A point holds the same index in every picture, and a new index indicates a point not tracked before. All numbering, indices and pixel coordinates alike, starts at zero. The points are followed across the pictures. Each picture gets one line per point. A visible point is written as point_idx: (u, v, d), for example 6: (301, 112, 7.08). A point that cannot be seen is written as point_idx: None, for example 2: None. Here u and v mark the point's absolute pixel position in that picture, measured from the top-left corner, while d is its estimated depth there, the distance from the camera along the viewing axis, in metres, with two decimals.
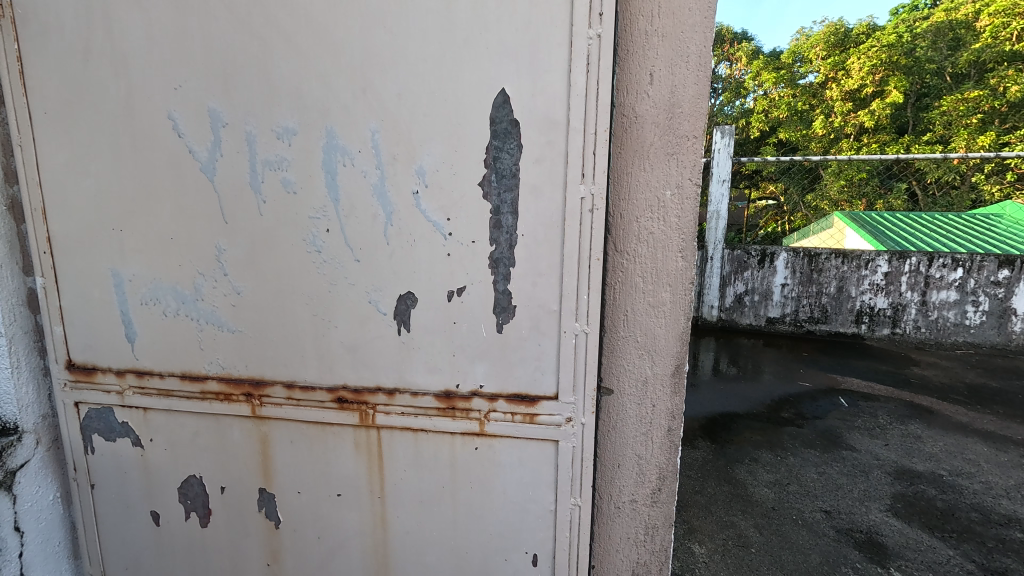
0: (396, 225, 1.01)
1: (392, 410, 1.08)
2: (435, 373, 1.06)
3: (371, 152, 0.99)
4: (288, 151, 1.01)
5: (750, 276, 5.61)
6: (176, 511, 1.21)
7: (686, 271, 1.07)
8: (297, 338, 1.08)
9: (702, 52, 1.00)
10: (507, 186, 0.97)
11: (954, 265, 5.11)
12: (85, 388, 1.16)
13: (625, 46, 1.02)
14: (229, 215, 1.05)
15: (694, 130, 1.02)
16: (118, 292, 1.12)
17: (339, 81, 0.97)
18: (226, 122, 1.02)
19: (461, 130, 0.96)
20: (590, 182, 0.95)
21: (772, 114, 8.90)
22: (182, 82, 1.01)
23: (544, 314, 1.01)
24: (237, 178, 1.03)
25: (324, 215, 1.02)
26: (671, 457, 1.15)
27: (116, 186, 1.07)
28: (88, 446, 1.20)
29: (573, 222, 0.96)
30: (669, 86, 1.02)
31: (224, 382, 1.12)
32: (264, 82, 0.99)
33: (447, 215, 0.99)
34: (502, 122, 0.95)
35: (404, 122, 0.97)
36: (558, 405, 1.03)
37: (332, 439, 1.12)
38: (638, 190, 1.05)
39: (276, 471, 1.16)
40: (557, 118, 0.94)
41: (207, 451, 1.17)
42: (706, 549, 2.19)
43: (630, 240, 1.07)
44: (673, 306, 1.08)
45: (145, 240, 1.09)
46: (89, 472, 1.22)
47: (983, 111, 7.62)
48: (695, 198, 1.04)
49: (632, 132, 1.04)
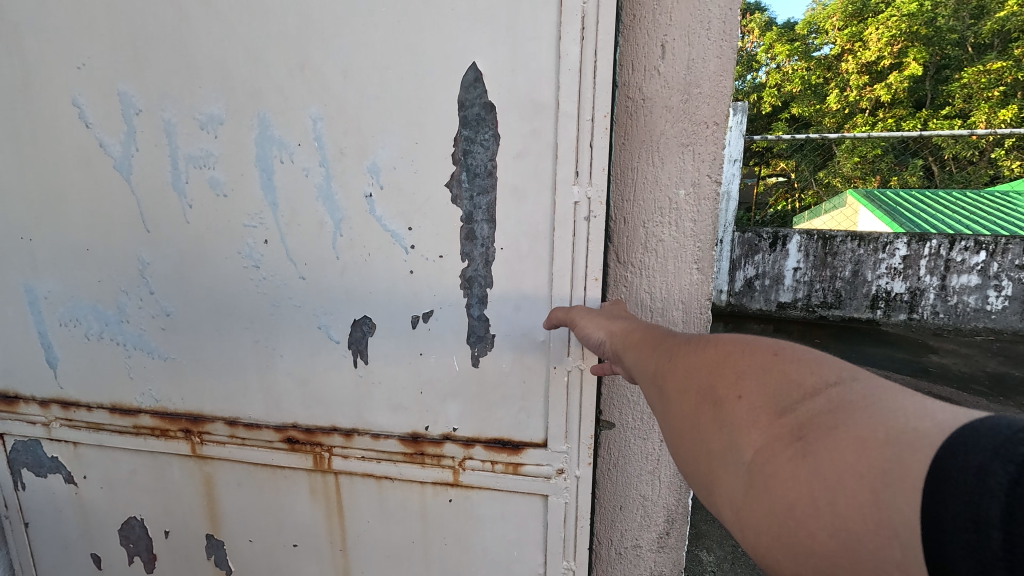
0: (347, 235, 0.84)
1: (351, 453, 0.93)
2: (401, 412, 0.90)
3: (312, 145, 0.81)
4: (214, 144, 0.83)
5: (760, 259, 5.40)
6: (118, 554, 1.07)
7: (701, 286, 0.89)
8: (238, 367, 0.92)
9: (727, 18, 0.80)
10: (481, 186, 0.79)
11: (977, 248, 4.87)
12: (10, 418, 1.02)
13: (632, 12, 0.82)
14: (152, 223, 0.88)
15: (715, 115, 0.84)
16: (33, 310, 0.96)
17: (271, 54, 0.79)
18: (140, 109, 0.84)
19: (422, 118, 0.78)
20: (585, 183, 0.76)
21: (785, 89, 8.47)
22: (87, 59, 0.83)
23: (528, 347, 0.84)
24: (157, 178, 0.86)
25: (261, 223, 0.85)
26: (681, 497, 0.99)
27: (22, 186, 0.91)
28: (16, 482, 1.06)
29: (565, 233, 0.78)
30: (684, 61, 0.82)
31: (159, 417, 0.97)
32: (182, 57, 0.81)
33: (408, 223, 0.82)
34: (474, 106, 0.77)
35: (351, 108, 0.79)
36: (546, 455, 0.87)
37: (284, 483, 0.97)
38: (646, 188, 0.87)
39: (224, 515, 1.01)
40: (544, 100, 0.75)
41: (147, 490, 1.02)
42: (714, 557, 2.05)
43: (635, 249, 0.89)
44: (685, 326, 0.91)
45: (56, 250, 0.92)
46: (22, 509, 1.08)
47: (1006, 83, 7.26)
48: (715, 198, 0.86)
49: (639, 118, 0.85)
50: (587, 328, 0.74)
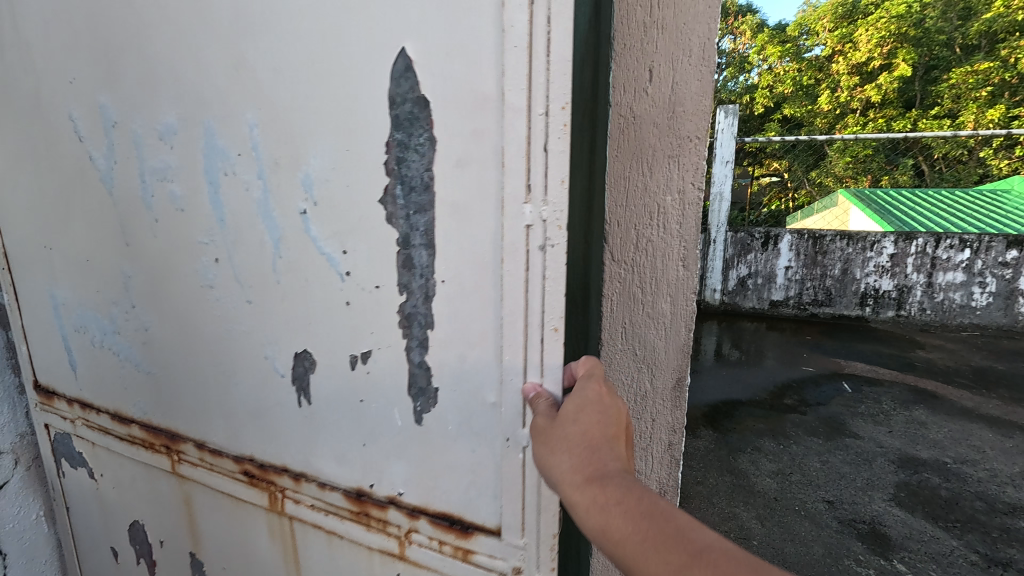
0: (285, 255, 0.85)
1: (302, 499, 0.93)
2: (345, 465, 0.89)
3: (252, 161, 0.82)
4: (171, 155, 0.89)
5: (753, 258, 5.52)
6: (129, 553, 1.15)
7: (687, 280, 1.01)
8: (203, 384, 0.97)
9: (706, 45, 0.92)
10: (418, 202, 0.75)
11: (962, 246, 5.07)
12: (49, 412, 1.13)
13: (622, 41, 0.94)
14: (131, 237, 0.96)
15: (697, 130, 0.95)
16: (57, 314, 1.08)
17: (214, 60, 0.81)
18: (116, 121, 0.91)
19: (350, 129, 0.75)
20: (538, 201, 0.69)
21: (777, 90, 8.62)
22: (76, 76, 0.92)
23: (477, 403, 0.79)
24: (130, 190, 0.94)
25: (213, 240, 0.90)
26: (673, 473, 1.11)
27: (40, 199, 1.03)
28: (59, 470, 1.17)
29: (516, 264, 0.71)
30: (670, 82, 0.94)
31: (145, 429, 1.05)
32: (144, 66, 0.86)
33: (342, 245, 0.80)
34: (405, 105, 0.72)
35: (283, 115, 0.79)
36: (499, 545, 0.80)
37: (246, 515, 1.00)
38: (637, 194, 0.99)
39: (202, 535, 1.06)
40: (489, 93, 0.68)
41: (145, 499, 1.10)
42: None
43: (628, 248, 1.01)
44: (673, 318, 1.02)
45: (66, 262, 1.04)
46: (65, 495, 1.19)
47: (993, 84, 7.43)
48: (698, 204, 0.97)
49: (630, 134, 0.97)
50: (557, 482, 0.66)
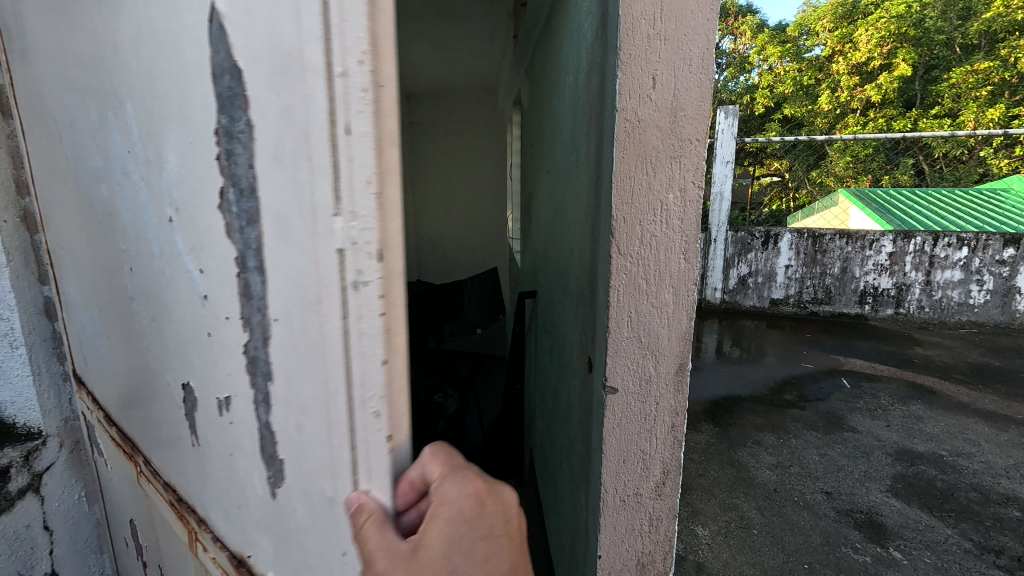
0: (166, 270, 0.70)
1: (206, 548, 0.79)
2: (230, 523, 0.72)
3: (151, 161, 0.67)
4: (102, 162, 0.80)
5: (753, 257, 5.61)
6: (134, 547, 1.15)
7: (688, 272, 1.09)
8: (144, 404, 0.88)
9: (705, 55, 1.00)
10: (249, 212, 0.53)
11: (960, 244, 5.12)
12: (82, 403, 1.19)
13: (627, 50, 0.99)
14: (96, 244, 0.91)
15: (697, 133, 1.04)
16: (72, 311, 1.09)
17: (111, 51, 0.70)
18: (74, 127, 0.86)
19: (191, 116, 0.56)
20: (348, 214, 0.45)
21: (777, 90, 8.71)
22: (52, 83, 0.89)
23: (317, 494, 0.56)
24: (87, 197, 0.88)
25: (132, 252, 0.79)
26: (675, 452, 1.20)
27: (49, 203, 1.05)
28: (97, 452, 1.22)
29: (331, 307, 0.48)
30: (671, 89, 1.02)
31: (122, 436, 1.00)
32: (80, 64, 0.79)
33: (197, 264, 0.63)
34: (224, 75, 0.51)
35: (152, 105, 0.64)
36: None
37: (181, 548, 0.89)
38: (641, 193, 1.06)
39: (163, 552, 0.98)
40: (289, 48, 0.45)
41: (134, 502, 1.06)
42: (708, 531, 2.47)
43: (633, 243, 1.07)
44: (675, 307, 1.11)
45: (67, 263, 1.04)
46: (99, 478, 1.24)
47: (993, 83, 7.51)
48: (699, 200, 1.06)
49: (634, 136, 1.03)
50: None
